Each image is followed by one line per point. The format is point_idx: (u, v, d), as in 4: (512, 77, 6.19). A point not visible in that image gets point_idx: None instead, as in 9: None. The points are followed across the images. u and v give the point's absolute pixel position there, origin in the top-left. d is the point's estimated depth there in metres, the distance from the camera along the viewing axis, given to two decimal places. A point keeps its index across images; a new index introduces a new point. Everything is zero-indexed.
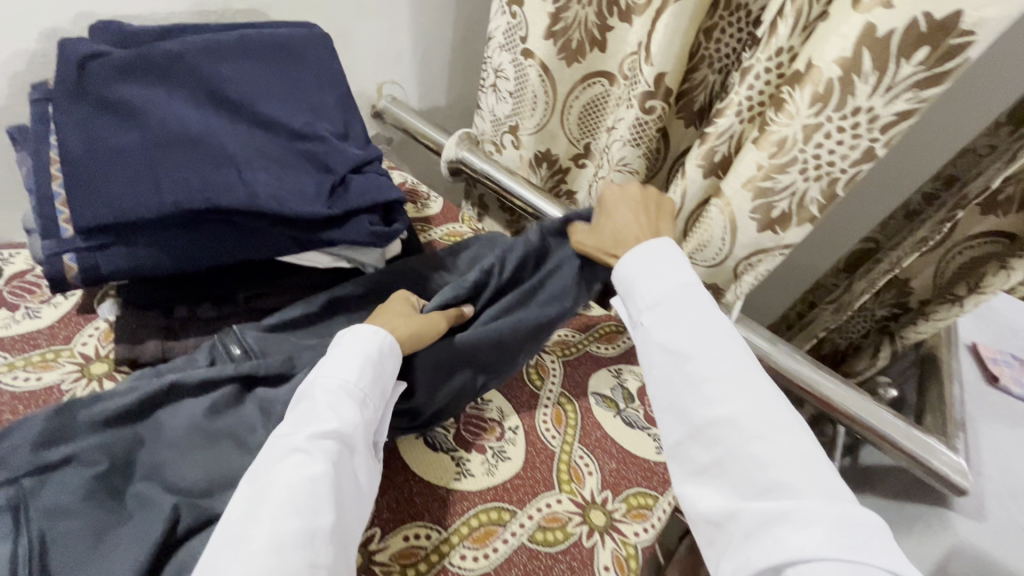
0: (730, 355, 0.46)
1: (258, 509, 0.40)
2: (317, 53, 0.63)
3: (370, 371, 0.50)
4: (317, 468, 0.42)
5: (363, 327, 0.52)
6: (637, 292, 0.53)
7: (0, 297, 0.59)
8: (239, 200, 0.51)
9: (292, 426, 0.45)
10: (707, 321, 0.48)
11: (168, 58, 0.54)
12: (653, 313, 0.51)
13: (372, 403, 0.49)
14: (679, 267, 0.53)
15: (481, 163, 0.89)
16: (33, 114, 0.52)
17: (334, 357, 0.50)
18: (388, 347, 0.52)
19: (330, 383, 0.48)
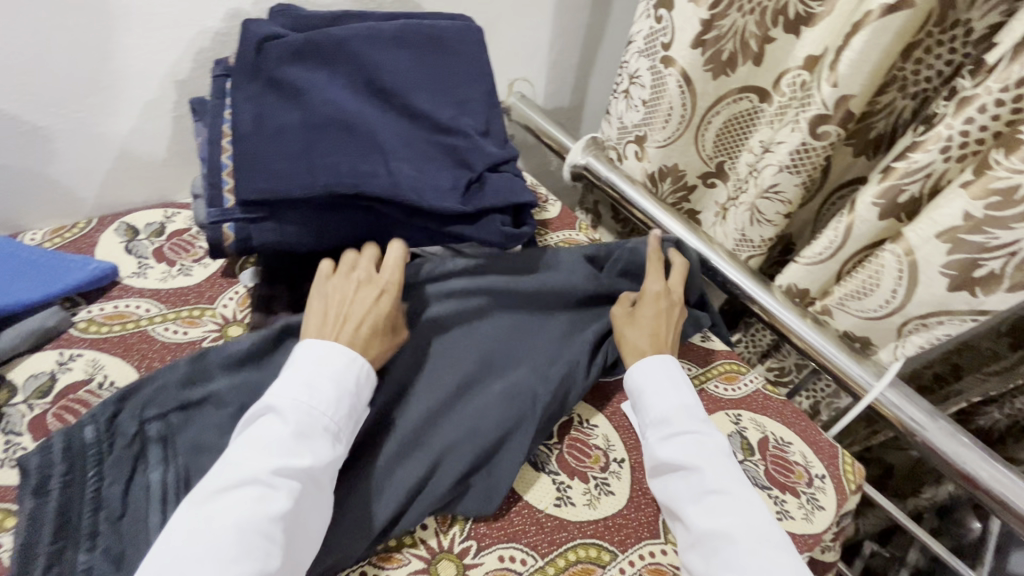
0: (733, 470, 0.49)
1: (206, 544, 0.38)
2: (471, 43, 0.62)
3: (347, 401, 0.46)
4: (277, 509, 0.40)
5: (340, 347, 0.48)
6: (661, 394, 0.54)
7: (162, 252, 0.64)
8: (384, 189, 0.51)
9: (251, 451, 0.42)
10: (720, 442, 0.51)
11: (334, 44, 0.55)
12: (658, 428, 0.52)
13: (343, 438, 0.46)
14: (680, 385, 0.55)
15: (605, 171, 0.84)
16: (213, 89, 0.56)
17: (298, 377, 0.46)
18: (366, 378, 0.48)
19: (294, 409, 0.44)
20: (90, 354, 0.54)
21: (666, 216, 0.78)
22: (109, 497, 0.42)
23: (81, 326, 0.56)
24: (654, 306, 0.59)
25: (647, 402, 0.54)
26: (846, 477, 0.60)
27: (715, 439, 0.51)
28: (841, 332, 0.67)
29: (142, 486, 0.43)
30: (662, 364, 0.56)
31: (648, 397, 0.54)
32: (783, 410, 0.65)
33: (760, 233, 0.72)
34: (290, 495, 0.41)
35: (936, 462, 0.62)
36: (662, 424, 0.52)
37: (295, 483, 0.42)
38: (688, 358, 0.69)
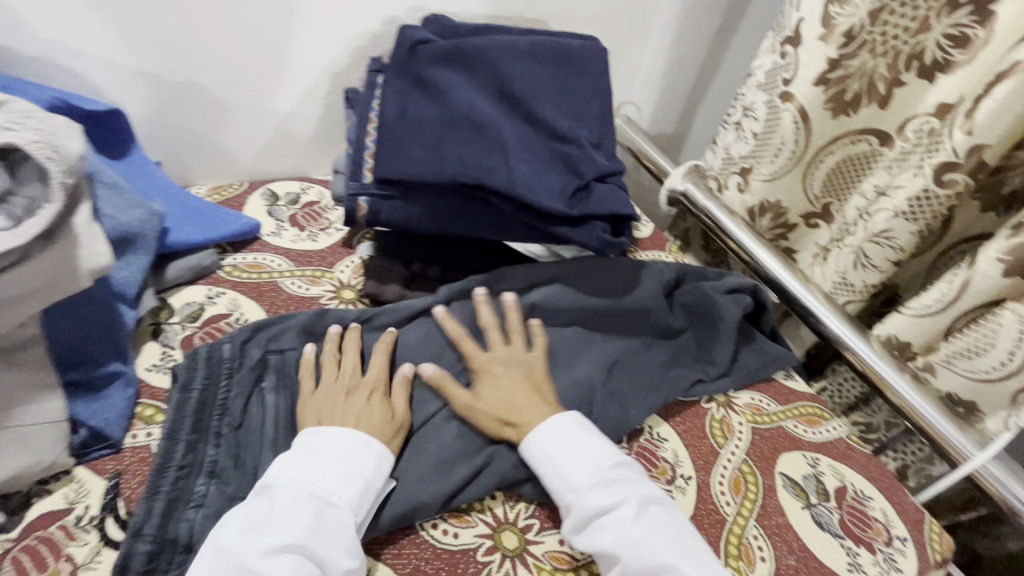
0: (658, 521, 0.47)
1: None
2: (596, 62, 0.66)
3: (347, 474, 0.45)
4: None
5: (344, 428, 0.47)
6: (563, 470, 0.49)
7: (295, 219, 0.73)
8: (501, 184, 0.56)
9: (239, 530, 0.41)
10: (635, 495, 0.48)
11: (475, 52, 0.61)
12: (568, 516, 0.48)
13: (344, 510, 0.43)
14: (571, 457, 0.49)
15: (704, 200, 0.85)
16: (367, 82, 0.64)
17: (297, 457, 0.45)
18: (371, 453, 0.47)
19: (289, 488, 0.43)
20: (231, 295, 0.61)
21: (762, 250, 0.77)
22: (233, 407, 0.49)
23: (227, 270, 0.64)
24: (516, 366, 0.56)
25: (553, 485, 0.49)
26: (931, 545, 0.56)
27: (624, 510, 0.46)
28: (943, 394, 0.65)
29: (259, 404, 0.50)
30: (544, 441, 0.50)
31: (553, 480, 0.49)
32: (867, 464, 0.62)
33: (863, 278, 0.70)
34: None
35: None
36: (570, 513, 0.47)
37: (287, 562, 0.40)
38: (767, 394, 0.67)
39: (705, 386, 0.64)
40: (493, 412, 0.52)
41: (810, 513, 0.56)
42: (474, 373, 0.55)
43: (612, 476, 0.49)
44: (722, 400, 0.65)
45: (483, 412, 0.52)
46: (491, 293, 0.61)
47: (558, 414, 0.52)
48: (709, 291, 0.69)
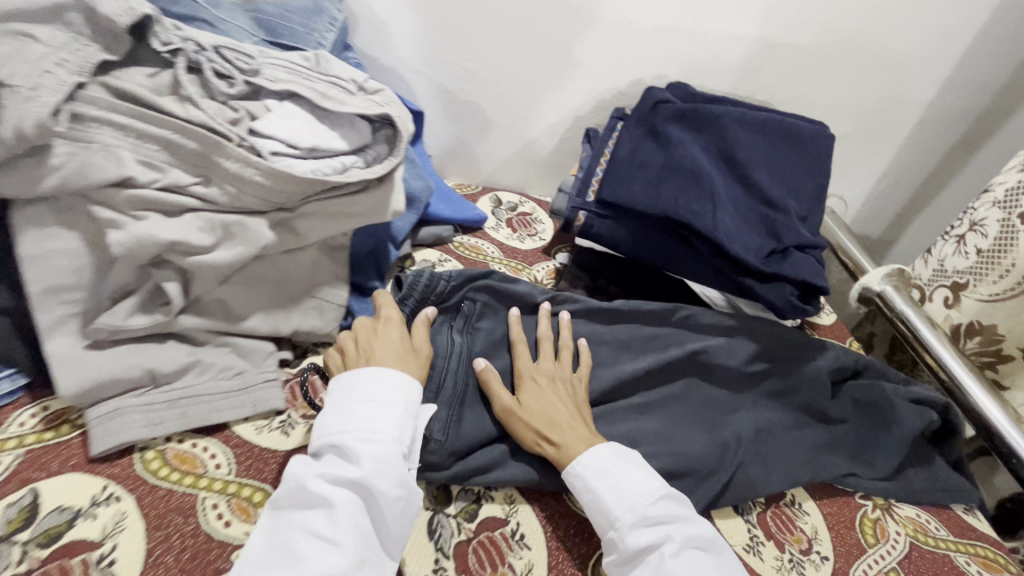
0: (705, 563, 0.46)
1: (285, 554, 0.41)
2: (821, 144, 0.70)
3: (392, 415, 0.47)
4: (333, 516, 0.42)
5: (372, 371, 0.50)
6: (604, 505, 0.48)
7: (511, 222, 0.87)
8: (706, 228, 0.63)
9: (302, 469, 0.44)
10: (682, 538, 0.47)
11: (709, 116, 0.70)
12: (608, 553, 0.48)
13: (394, 446, 0.46)
14: (615, 489, 0.49)
15: (903, 306, 0.81)
16: (607, 125, 0.76)
17: (337, 405, 0.48)
18: (408, 395, 0.49)
19: (337, 431, 0.46)
20: (455, 263, 0.76)
21: (968, 373, 0.72)
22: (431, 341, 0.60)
23: (456, 244, 0.80)
24: (560, 382, 0.58)
25: (597, 518, 0.49)
26: None
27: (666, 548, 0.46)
28: None
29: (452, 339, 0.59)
30: (586, 471, 0.50)
31: (597, 516, 0.49)
32: None
33: None
34: (343, 504, 0.43)
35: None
36: (611, 549, 0.48)
37: (346, 491, 0.43)
38: (937, 517, 0.61)
39: (863, 480, 0.61)
40: (536, 420, 0.53)
41: None
42: (518, 384, 0.57)
43: (657, 512, 0.48)
44: (881, 503, 0.61)
45: (525, 422, 0.53)
46: (669, 321, 0.67)
47: (602, 444, 0.52)
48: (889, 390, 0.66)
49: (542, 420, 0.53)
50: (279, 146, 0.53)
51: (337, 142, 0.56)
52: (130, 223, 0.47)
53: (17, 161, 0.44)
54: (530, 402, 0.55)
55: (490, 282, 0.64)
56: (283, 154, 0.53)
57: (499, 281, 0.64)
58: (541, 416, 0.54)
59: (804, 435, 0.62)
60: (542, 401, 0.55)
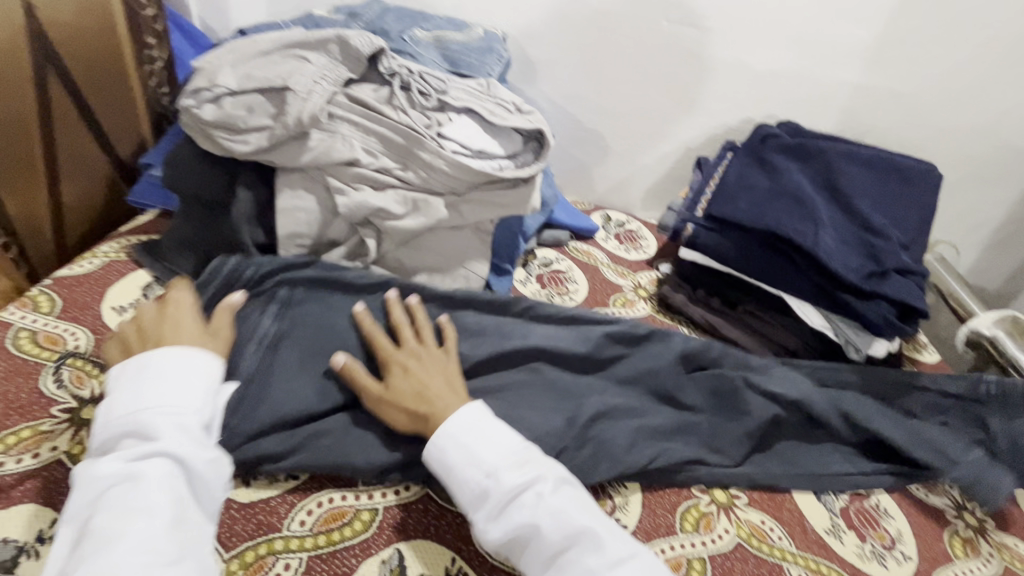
0: (574, 497, 0.50)
1: (92, 537, 0.40)
2: (927, 183, 0.76)
3: (178, 386, 0.47)
4: (139, 488, 0.42)
5: (167, 353, 0.48)
6: (455, 481, 0.50)
7: (619, 236, 0.98)
8: (807, 244, 0.70)
9: (103, 460, 0.43)
10: (529, 496, 0.49)
11: (816, 151, 0.78)
12: (479, 509, 0.49)
13: (195, 419, 0.46)
14: (486, 441, 0.51)
15: (1015, 351, 0.81)
16: (718, 155, 0.86)
17: (122, 391, 0.47)
18: (204, 369, 0.49)
19: (128, 417, 0.45)
20: (569, 262, 0.88)
21: None
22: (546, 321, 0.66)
23: (570, 247, 0.92)
24: (428, 361, 0.57)
25: (466, 474, 0.50)
26: None
27: (537, 488, 0.49)
28: None
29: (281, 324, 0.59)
30: (455, 428, 0.52)
31: (466, 473, 0.50)
32: None
33: None
34: (151, 473, 0.42)
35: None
36: (482, 504, 0.49)
37: (155, 462, 0.43)
38: None
39: (955, 500, 0.62)
40: (402, 404, 0.53)
41: None
42: (386, 367, 0.56)
43: (524, 459, 0.51)
44: (975, 524, 0.62)
45: (392, 406, 0.54)
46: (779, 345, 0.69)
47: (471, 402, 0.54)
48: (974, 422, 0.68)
49: (410, 398, 0.54)
50: (457, 147, 0.69)
51: (497, 148, 0.71)
52: (351, 192, 0.64)
53: (289, 142, 0.64)
54: (397, 384, 0.54)
55: (331, 274, 0.62)
56: (460, 154, 0.68)
57: (342, 272, 0.63)
58: (409, 394, 0.54)
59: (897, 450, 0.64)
60: (406, 383, 0.54)
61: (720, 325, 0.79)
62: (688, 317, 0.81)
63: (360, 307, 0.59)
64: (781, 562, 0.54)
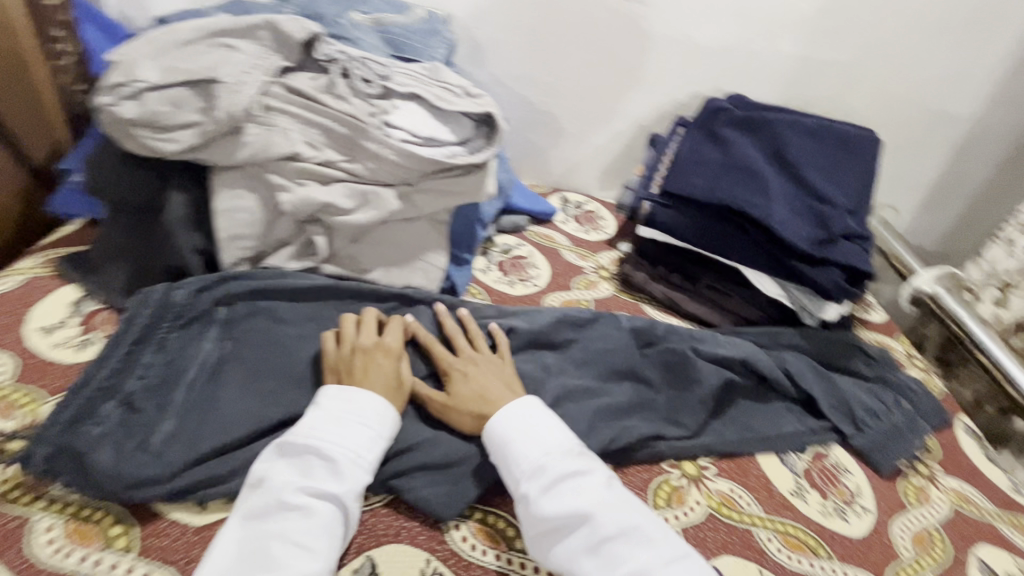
0: (627, 495, 0.51)
1: (258, 558, 0.42)
2: (867, 149, 0.78)
3: (367, 434, 0.50)
4: (306, 524, 0.44)
5: (353, 395, 0.52)
6: (509, 463, 0.52)
7: (578, 217, 0.98)
8: (759, 215, 0.71)
9: (281, 480, 0.47)
10: (585, 484, 0.50)
11: (763, 122, 0.79)
12: (534, 482, 0.50)
13: (361, 468, 0.48)
14: (548, 428, 0.54)
15: (954, 304, 0.84)
16: (670, 130, 0.87)
17: (320, 413, 0.50)
18: (386, 417, 0.52)
19: (313, 445, 0.48)
20: (529, 247, 0.87)
21: (1015, 366, 0.74)
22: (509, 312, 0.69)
23: (529, 233, 0.90)
24: (489, 367, 0.59)
25: (526, 451, 0.52)
26: None
27: (593, 477, 0.51)
28: None
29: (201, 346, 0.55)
30: (519, 411, 0.54)
31: (526, 449, 0.52)
32: None
33: None
34: (320, 511, 0.45)
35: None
36: (538, 477, 0.50)
37: (326, 501, 0.46)
38: (984, 492, 0.65)
39: (905, 450, 0.65)
40: (467, 408, 0.56)
41: None
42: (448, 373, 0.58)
43: (583, 452, 0.53)
44: (925, 472, 0.65)
45: (458, 411, 0.56)
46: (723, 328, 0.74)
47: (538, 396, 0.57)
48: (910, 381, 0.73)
49: (472, 400, 0.56)
50: (405, 135, 0.66)
51: (446, 135, 0.69)
52: (295, 187, 0.61)
53: (222, 138, 0.59)
54: (465, 390, 0.57)
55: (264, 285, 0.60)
56: (408, 142, 0.66)
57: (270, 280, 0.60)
58: (466, 398, 0.56)
59: (842, 399, 0.68)
60: (469, 389, 0.57)
61: (681, 301, 0.80)
62: (650, 294, 0.82)
63: (401, 317, 0.62)
64: (749, 528, 0.55)
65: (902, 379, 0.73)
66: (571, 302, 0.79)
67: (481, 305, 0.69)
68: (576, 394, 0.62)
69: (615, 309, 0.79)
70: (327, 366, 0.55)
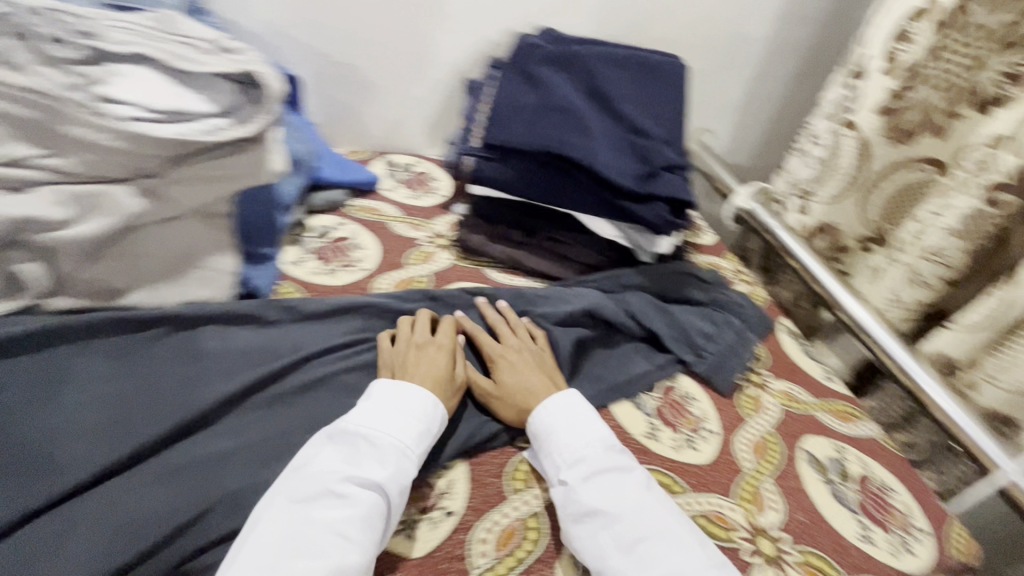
0: (665, 499, 0.50)
1: (296, 541, 0.41)
2: (676, 76, 0.78)
3: (416, 427, 0.49)
4: (351, 513, 0.43)
5: (403, 386, 0.52)
6: (550, 452, 0.52)
7: (408, 182, 0.88)
8: (583, 157, 0.68)
9: (324, 467, 0.46)
10: (626, 479, 0.50)
11: (576, 57, 0.75)
12: (571, 470, 0.50)
13: (410, 460, 0.48)
14: (594, 425, 0.54)
15: (766, 218, 0.90)
16: (485, 74, 0.79)
17: (372, 403, 0.50)
18: (432, 409, 0.51)
19: (366, 432, 0.48)
20: (352, 225, 0.76)
21: (819, 266, 0.81)
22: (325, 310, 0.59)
23: (351, 208, 0.79)
24: (530, 355, 0.60)
25: (568, 441, 0.52)
26: (953, 544, 0.58)
27: (633, 476, 0.50)
28: (986, 412, 0.67)
29: None
30: (568, 404, 0.55)
31: (567, 441, 0.52)
32: (893, 461, 0.65)
33: (915, 295, 0.73)
34: (363, 502, 0.44)
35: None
36: (576, 466, 0.50)
37: (368, 492, 0.44)
38: (805, 386, 0.71)
39: (739, 365, 0.69)
40: (510, 400, 0.56)
41: (828, 487, 0.60)
42: (494, 365, 0.59)
43: (627, 455, 0.53)
44: (758, 381, 0.70)
45: (505, 402, 0.56)
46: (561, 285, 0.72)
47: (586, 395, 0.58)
48: (737, 298, 0.76)
49: (518, 396, 0.56)
50: (136, 112, 0.50)
51: (200, 104, 0.54)
52: None
53: None
54: (511, 381, 0.57)
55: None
56: (142, 121, 0.50)
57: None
58: (512, 394, 0.56)
59: (680, 330, 0.70)
60: (517, 379, 0.57)
61: (524, 258, 0.76)
62: (491, 257, 0.76)
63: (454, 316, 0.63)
64: None
65: (728, 296, 0.76)
66: (404, 281, 0.70)
67: (292, 306, 0.58)
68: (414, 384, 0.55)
69: (455, 281, 0.72)
70: (383, 365, 0.56)
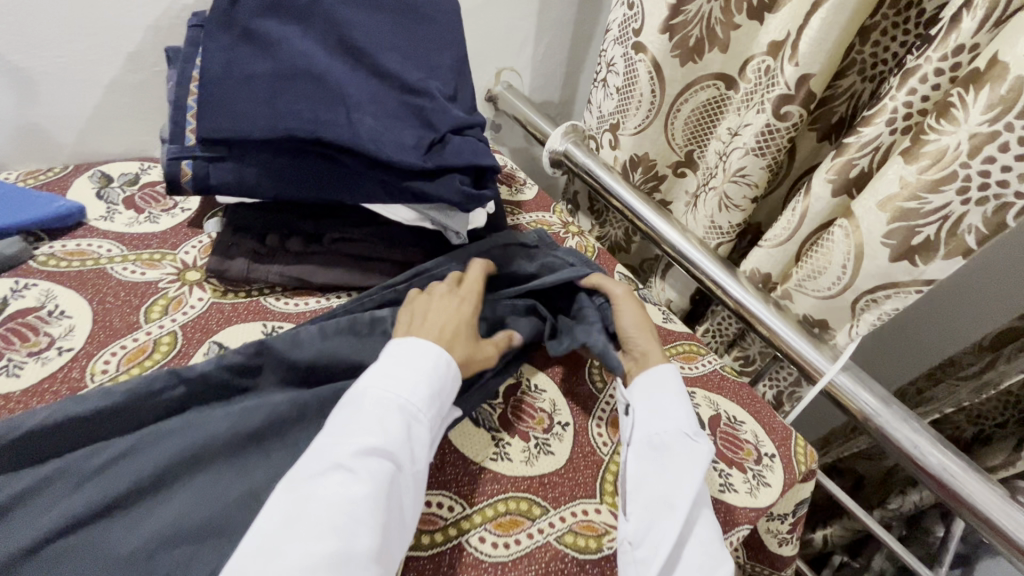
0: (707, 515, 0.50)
1: (298, 522, 0.37)
2: (442, 14, 0.64)
3: (427, 386, 0.45)
4: (359, 489, 0.39)
5: (419, 343, 0.48)
6: (678, 411, 0.51)
7: (133, 200, 0.66)
8: (341, 137, 0.52)
9: (331, 438, 0.41)
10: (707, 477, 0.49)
11: (310, 3, 0.57)
12: (691, 436, 0.49)
13: (423, 422, 0.44)
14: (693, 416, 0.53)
15: (584, 158, 0.84)
16: (188, 38, 0.58)
17: (378, 368, 0.46)
18: (444, 364, 0.47)
19: (376, 396, 0.44)
20: (43, 285, 0.54)
21: (643, 204, 0.77)
22: None
23: (41, 260, 0.56)
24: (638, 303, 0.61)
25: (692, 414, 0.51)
26: (797, 460, 0.59)
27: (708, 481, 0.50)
28: (801, 318, 0.68)
29: None
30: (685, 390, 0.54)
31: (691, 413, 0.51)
32: (737, 390, 0.64)
33: (728, 219, 0.72)
34: (371, 474, 0.39)
35: (914, 472, 0.59)
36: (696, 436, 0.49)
37: (377, 462, 0.40)
38: None
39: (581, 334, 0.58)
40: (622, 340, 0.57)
41: None
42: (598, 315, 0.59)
43: None
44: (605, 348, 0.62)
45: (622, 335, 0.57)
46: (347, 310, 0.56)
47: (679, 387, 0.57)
48: (563, 257, 0.66)
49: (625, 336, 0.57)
50: None
51: None
52: None
53: None
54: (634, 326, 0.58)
55: None
56: None
57: None
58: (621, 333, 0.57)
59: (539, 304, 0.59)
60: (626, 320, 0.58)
61: (309, 273, 0.60)
62: (266, 282, 0.59)
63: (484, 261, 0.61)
64: (458, 541, 0.46)
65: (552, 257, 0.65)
66: (138, 351, 0.51)
67: None
68: (160, 510, 0.39)
69: (219, 328, 0.54)
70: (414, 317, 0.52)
